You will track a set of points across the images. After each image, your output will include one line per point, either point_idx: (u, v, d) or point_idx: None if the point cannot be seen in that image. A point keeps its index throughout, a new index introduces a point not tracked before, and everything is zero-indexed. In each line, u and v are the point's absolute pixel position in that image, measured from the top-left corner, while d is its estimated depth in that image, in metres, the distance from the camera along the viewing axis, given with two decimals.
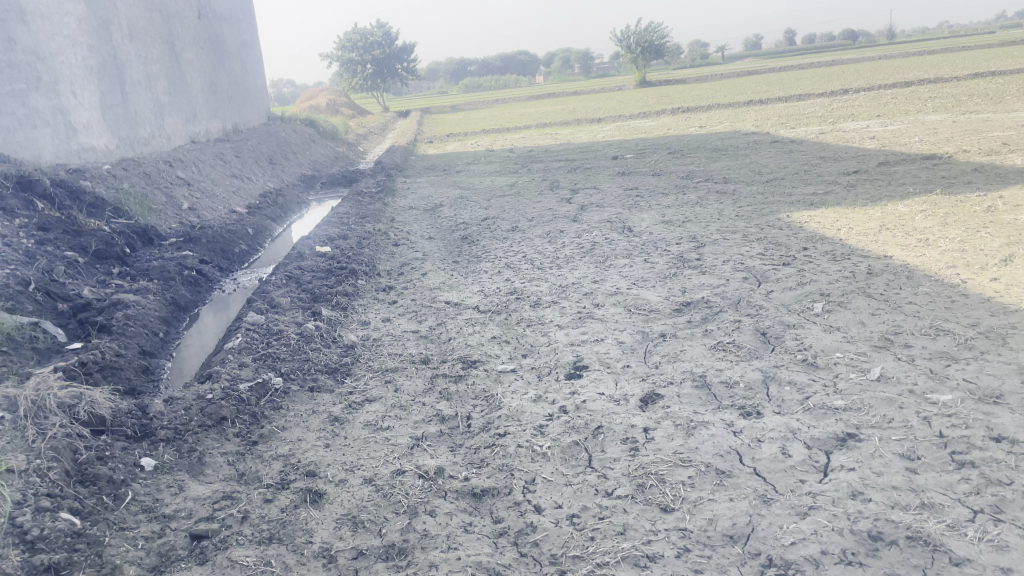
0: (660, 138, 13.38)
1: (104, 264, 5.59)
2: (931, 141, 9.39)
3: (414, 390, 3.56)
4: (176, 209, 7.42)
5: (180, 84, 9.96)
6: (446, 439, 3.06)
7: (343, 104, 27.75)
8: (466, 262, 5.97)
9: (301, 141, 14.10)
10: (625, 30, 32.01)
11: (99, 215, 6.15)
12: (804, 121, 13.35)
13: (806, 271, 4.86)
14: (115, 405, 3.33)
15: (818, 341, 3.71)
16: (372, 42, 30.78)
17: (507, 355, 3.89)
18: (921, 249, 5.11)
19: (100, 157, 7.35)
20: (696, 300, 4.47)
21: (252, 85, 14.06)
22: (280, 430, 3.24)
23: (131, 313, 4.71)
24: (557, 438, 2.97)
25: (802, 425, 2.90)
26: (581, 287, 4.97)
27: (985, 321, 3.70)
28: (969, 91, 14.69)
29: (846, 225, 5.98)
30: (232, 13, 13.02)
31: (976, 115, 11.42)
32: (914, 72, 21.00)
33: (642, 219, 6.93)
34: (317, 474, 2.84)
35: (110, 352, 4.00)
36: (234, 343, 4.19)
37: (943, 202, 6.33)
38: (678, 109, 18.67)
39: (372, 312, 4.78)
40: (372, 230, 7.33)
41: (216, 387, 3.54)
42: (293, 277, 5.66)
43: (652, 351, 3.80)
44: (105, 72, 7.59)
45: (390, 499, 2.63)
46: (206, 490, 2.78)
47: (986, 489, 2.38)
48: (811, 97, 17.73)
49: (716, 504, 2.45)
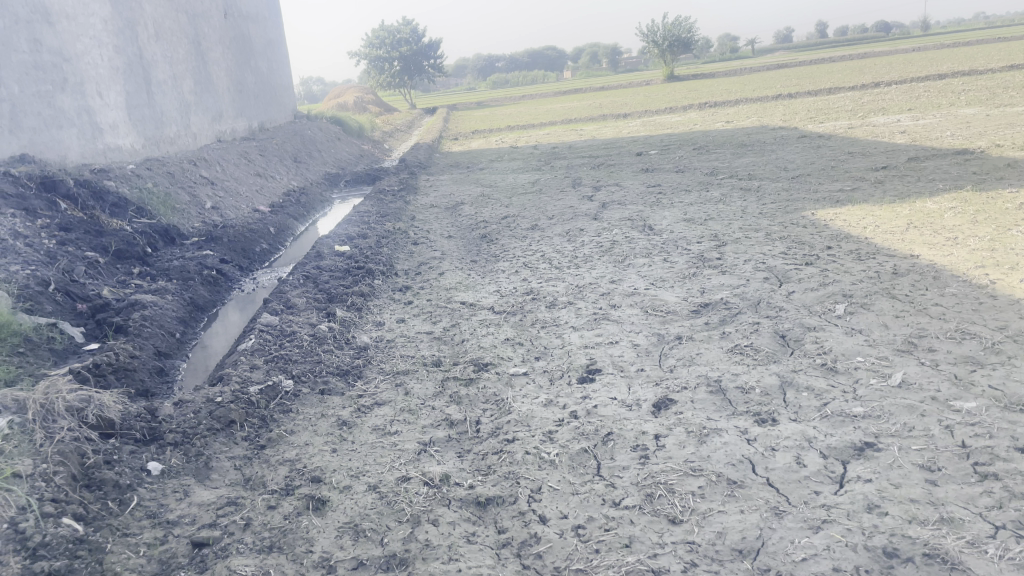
0: (686, 134, 13.24)
1: (125, 263, 5.62)
2: (964, 136, 9.17)
3: (424, 393, 3.52)
4: (199, 208, 7.44)
5: (206, 82, 10.01)
6: (454, 445, 3.02)
7: (369, 101, 27.88)
8: (484, 262, 5.92)
9: (326, 139, 14.10)
10: (652, 24, 31.71)
11: (121, 215, 6.18)
12: (834, 115, 13.12)
13: (829, 271, 4.75)
14: (125, 408, 3.32)
15: (839, 344, 3.61)
16: (399, 38, 30.80)
17: (519, 358, 3.83)
18: (949, 248, 4.97)
19: (125, 156, 7.40)
20: (715, 301, 4.38)
21: (279, 84, 14.14)
22: (288, 434, 3.22)
23: (147, 313, 4.73)
24: (566, 444, 2.92)
25: (819, 433, 2.81)
26: (598, 287, 4.89)
27: (1013, 324, 3.58)
28: (1004, 84, 14.33)
29: (871, 223, 5.84)
30: (259, 12, 13.10)
31: (1009, 108, 11.13)
32: (947, 64, 20.54)
33: (664, 217, 6.84)
34: (322, 480, 2.80)
35: (124, 353, 4.01)
36: (247, 345, 4.20)
37: (973, 199, 6.15)
38: (706, 103, 18.48)
39: (387, 313, 4.75)
40: (392, 229, 7.30)
41: (225, 390, 3.53)
42: (311, 277, 5.65)
43: (668, 354, 3.72)
44: (130, 73, 7.64)
45: (393, 507, 2.59)
46: (211, 495, 2.76)
47: (1009, 503, 2.28)
48: (842, 91, 17.41)
49: (726, 517, 2.38)
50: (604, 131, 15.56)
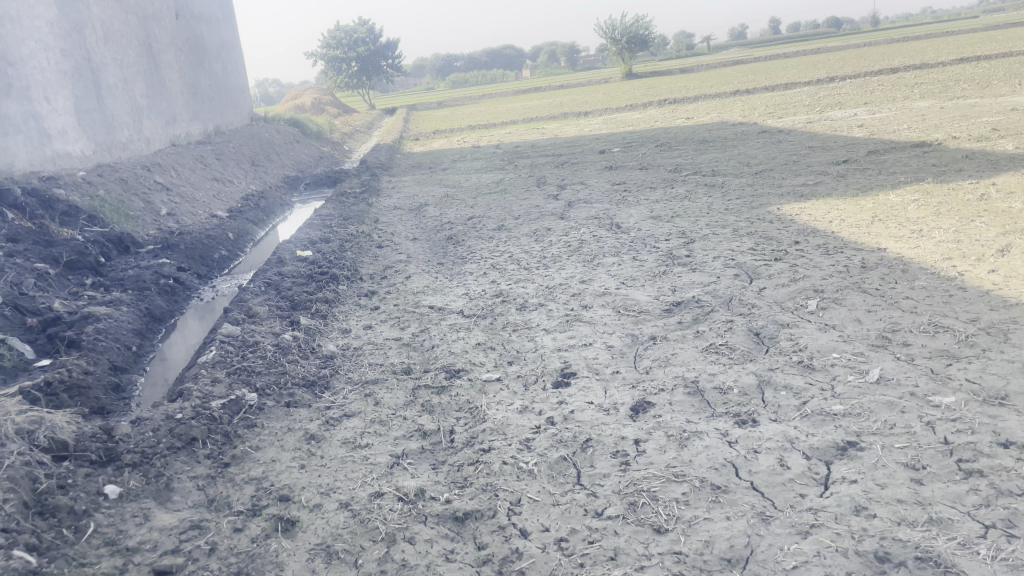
0: (648, 131, 13.24)
1: (77, 274, 5.41)
2: (920, 128, 9.29)
3: (395, 403, 3.41)
4: (154, 215, 7.22)
5: (159, 86, 9.76)
6: (427, 457, 2.92)
7: (327, 103, 27.49)
8: (451, 264, 5.81)
9: (284, 141, 13.81)
10: (610, 22, 31.73)
11: (72, 224, 5.94)
12: (791, 110, 13.23)
13: (799, 266, 4.73)
14: (79, 429, 3.16)
15: (813, 341, 3.58)
16: (356, 38, 30.39)
17: (492, 363, 3.74)
18: (914, 240, 4.98)
19: (75, 163, 7.15)
20: (686, 299, 4.33)
21: (234, 87, 13.82)
22: (253, 450, 3.09)
23: (102, 327, 4.54)
24: (544, 453, 2.83)
25: (800, 434, 2.77)
26: (569, 288, 4.82)
27: (985, 316, 3.58)
28: (955, 77, 14.58)
29: (837, 217, 5.84)
30: (211, 13, 12.79)
31: (963, 100, 11.32)
32: (899, 58, 20.94)
33: (631, 215, 6.79)
34: (291, 499, 2.69)
35: (77, 370, 3.84)
36: (208, 357, 4.03)
37: (935, 190, 6.20)
38: (665, 99, 18.51)
39: (354, 320, 4.62)
40: (355, 232, 7.15)
41: (185, 406, 3.37)
42: (273, 283, 5.49)
43: (642, 355, 3.66)
44: (79, 77, 7.38)
45: (367, 526, 2.48)
46: (174, 519, 2.62)
47: (997, 501, 2.25)
48: (798, 87, 17.56)
49: (712, 524, 2.31)
50: (566, 129, 15.52)
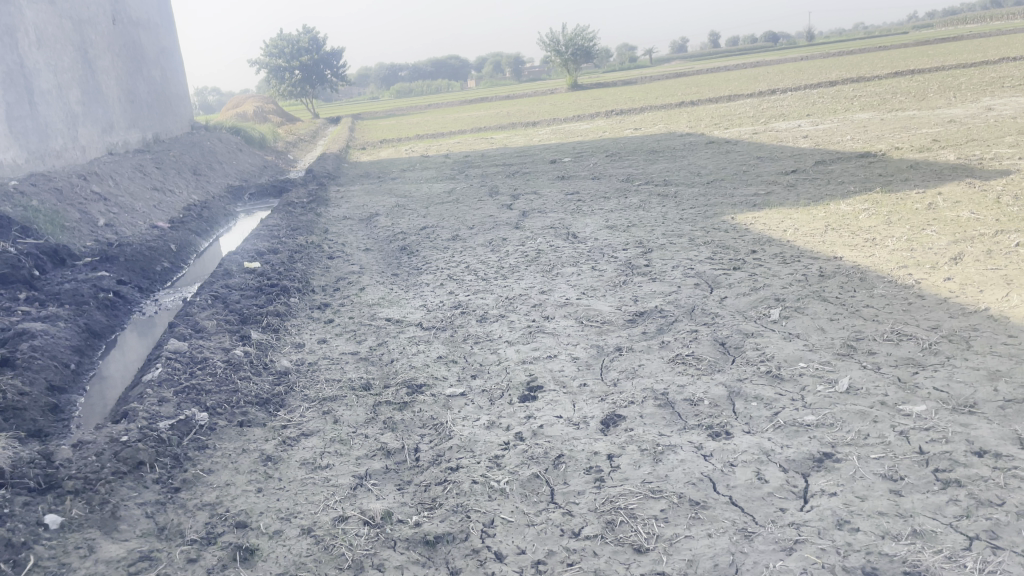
0: (598, 141, 13.28)
1: (9, 288, 5.12)
2: (864, 139, 9.47)
3: (355, 421, 3.27)
4: (92, 226, 6.90)
5: (95, 93, 9.40)
6: (392, 477, 2.79)
7: (271, 112, 27.00)
8: (407, 275, 5.68)
9: (227, 151, 13.44)
10: (555, 34, 31.96)
11: (3, 236, 5.63)
12: (736, 121, 13.44)
13: (758, 275, 4.73)
14: (15, 455, 2.94)
15: (780, 350, 3.55)
16: (300, 48, 29.81)
17: (455, 377, 3.63)
18: (869, 248, 5.03)
19: (5, 172, 6.82)
20: (649, 309, 4.28)
21: (173, 94, 13.43)
22: (205, 473, 2.92)
23: (38, 344, 4.29)
24: (515, 470, 2.73)
25: (775, 446, 2.72)
26: (529, 299, 4.73)
27: (946, 324, 3.60)
28: (892, 89, 15.02)
29: (791, 226, 5.89)
30: (149, 19, 12.40)
31: (902, 112, 11.62)
32: (838, 71, 21.49)
33: (586, 225, 6.75)
34: (249, 526, 2.53)
35: (12, 391, 3.60)
36: (153, 375, 3.82)
37: (885, 200, 6.30)
38: (612, 110, 18.66)
39: (307, 334, 4.45)
40: (304, 242, 6.95)
41: (131, 427, 3.17)
42: (220, 296, 5.27)
43: (609, 367, 3.58)
44: (10, 83, 7.04)
45: (332, 553, 2.35)
46: (121, 550, 2.44)
47: (978, 511, 2.22)
48: (741, 98, 17.88)
49: (694, 542, 2.24)
50: (515, 139, 15.51)
